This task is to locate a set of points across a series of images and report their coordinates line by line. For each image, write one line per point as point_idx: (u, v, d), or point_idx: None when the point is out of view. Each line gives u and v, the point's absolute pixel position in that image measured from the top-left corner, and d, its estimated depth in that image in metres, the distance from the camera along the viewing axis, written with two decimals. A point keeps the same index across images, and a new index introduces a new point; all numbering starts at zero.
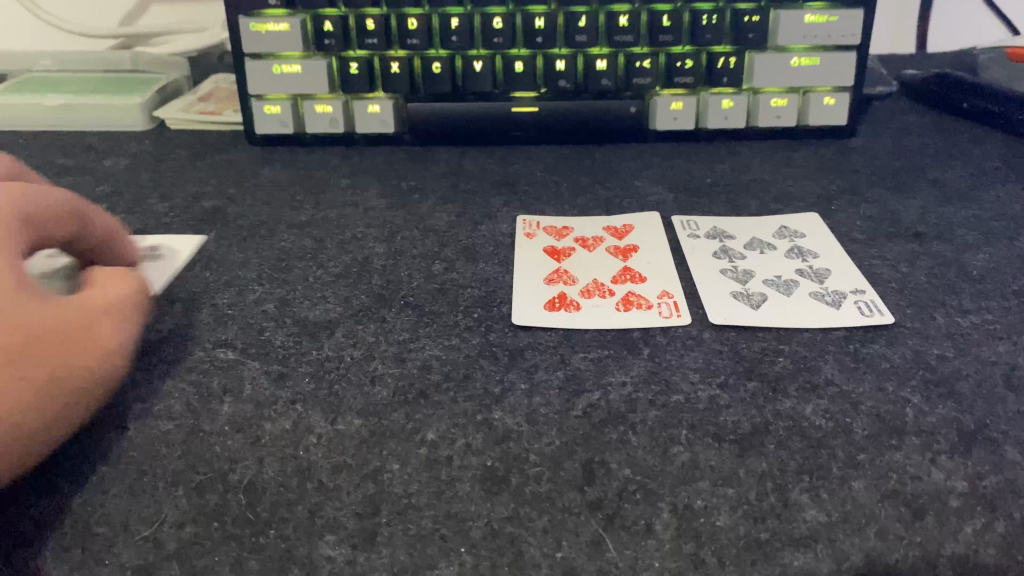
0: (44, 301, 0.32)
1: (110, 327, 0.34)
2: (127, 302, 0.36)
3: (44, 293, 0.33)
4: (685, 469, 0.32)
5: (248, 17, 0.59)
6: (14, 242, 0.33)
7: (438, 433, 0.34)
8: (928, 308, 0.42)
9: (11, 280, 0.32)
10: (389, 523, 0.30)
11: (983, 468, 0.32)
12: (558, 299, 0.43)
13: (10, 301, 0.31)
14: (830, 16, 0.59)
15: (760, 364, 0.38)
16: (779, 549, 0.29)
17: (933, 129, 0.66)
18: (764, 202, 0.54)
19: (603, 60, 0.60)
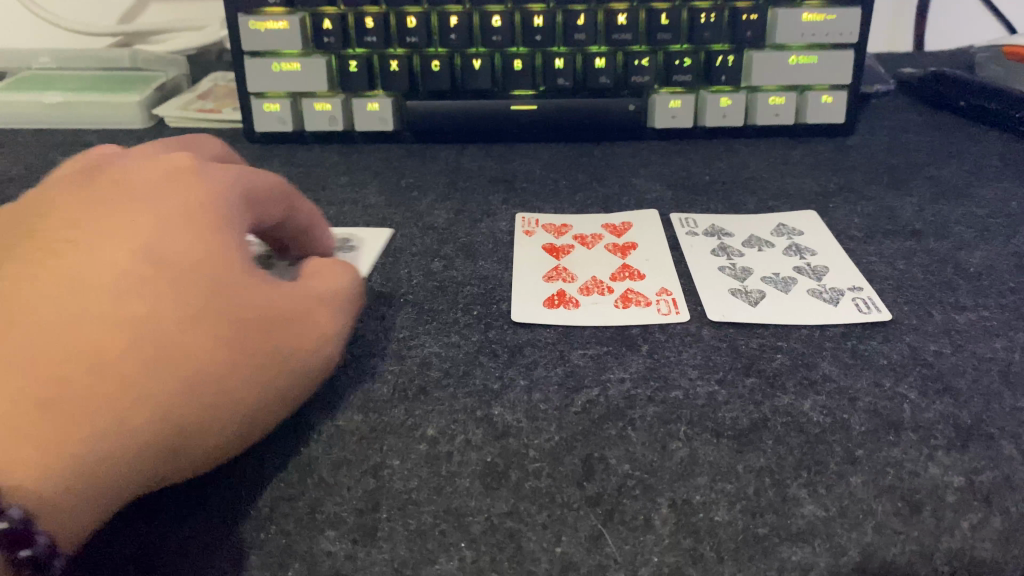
0: (258, 284, 0.34)
1: (320, 315, 0.35)
2: (334, 292, 0.37)
3: (258, 276, 0.34)
4: (684, 464, 0.33)
5: (247, 15, 0.59)
6: (231, 225, 0.35)
7: (438, 428, 0.35)
8: (925, 304, 0.42)
9: (226, 259, 0.34)
10: (389, 518, 0.31)
11: (980, 463, 0.32)
12: (557, 296, 0.43)
13: (224, 282, 0.33)
14: (828, 14, 0.59)
15: (758, 361, 0.38)
16: (777, 543, 0.29)
17: (930, 126, 0.66)
18: (762, 199, 0.54)
19: (601, 58, 0.60)
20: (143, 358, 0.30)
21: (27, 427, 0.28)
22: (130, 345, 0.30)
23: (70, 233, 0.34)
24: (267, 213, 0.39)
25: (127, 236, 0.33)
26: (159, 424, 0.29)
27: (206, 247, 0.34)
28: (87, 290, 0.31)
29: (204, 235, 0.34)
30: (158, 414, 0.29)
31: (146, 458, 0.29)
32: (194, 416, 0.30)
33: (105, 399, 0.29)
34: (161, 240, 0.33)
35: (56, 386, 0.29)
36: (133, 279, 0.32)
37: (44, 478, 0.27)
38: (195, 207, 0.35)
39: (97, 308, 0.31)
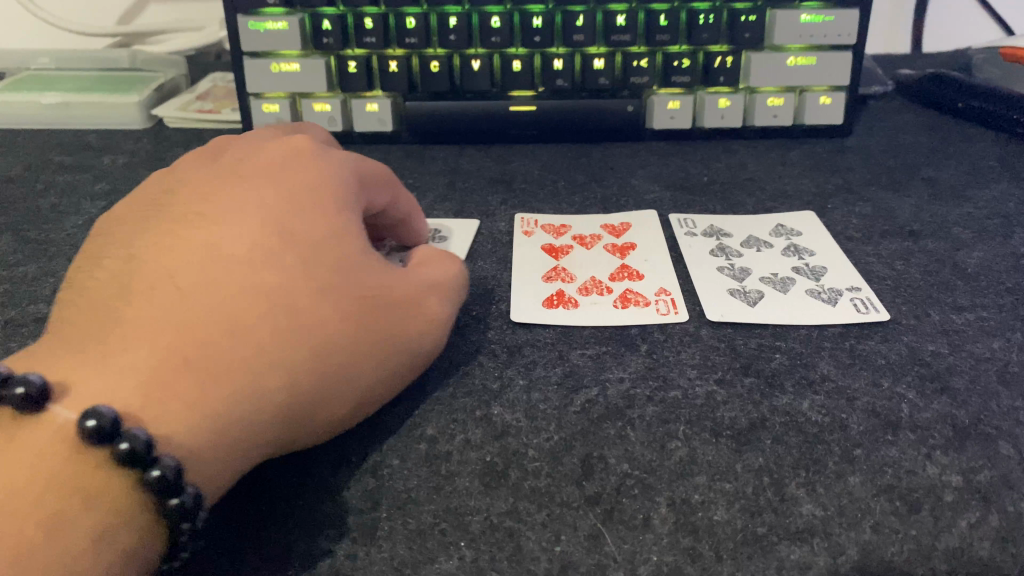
0: (378, 262, 0.36)
1: (436, 295, 0.37)
2: (448, 277, 0.39)
3: (377, 256, 0.37)
4: (683, 464, 0.33)
5: (246, 15, 0.59)
6: (351, 205, 0.37)
7: (438, 428, 0.35)
8: (923, 305, 0.43)
9: (350, 238, 0.36)
10: (389, 517, 0.31)
11: (978, 462, 0.32)
12: (556, 296, 0.44)
13: (348, 257, 0.35)
14: (826, 16, 0.59)
15: (756, 361, 0.38)
16: (776, 542, 0.29)
17: (928, 128, 0.66)
18: (760, 200, 0.55)
19: (600, 59, 0.60)
20: (282, 323, 0.32)
21: (176, 382, 0.30)
22: (269, 310, 0.32)
23: (203, 206, 0.36)
24: (374, 199, 0.41)
25: (259, 209, 0.35)
26: (295, 387, 0.31)
27: (332, 224, 0.36)
28: (229, 256, 0.33)
29: (329, 212, 0.36)
30: (295, 377, 0.31)
31: (281, 420, 0.31)
32: (324, 382, 0.32)
33: (247, 359, 0.31)
34: (292, 214, 0.35)
35: (203, 344, 0.31)
36: (268, 248, 0.34)
37: (193, 432, 0.29)
38: (317, 184, 0.37)
39: (238, 272, 0.33)
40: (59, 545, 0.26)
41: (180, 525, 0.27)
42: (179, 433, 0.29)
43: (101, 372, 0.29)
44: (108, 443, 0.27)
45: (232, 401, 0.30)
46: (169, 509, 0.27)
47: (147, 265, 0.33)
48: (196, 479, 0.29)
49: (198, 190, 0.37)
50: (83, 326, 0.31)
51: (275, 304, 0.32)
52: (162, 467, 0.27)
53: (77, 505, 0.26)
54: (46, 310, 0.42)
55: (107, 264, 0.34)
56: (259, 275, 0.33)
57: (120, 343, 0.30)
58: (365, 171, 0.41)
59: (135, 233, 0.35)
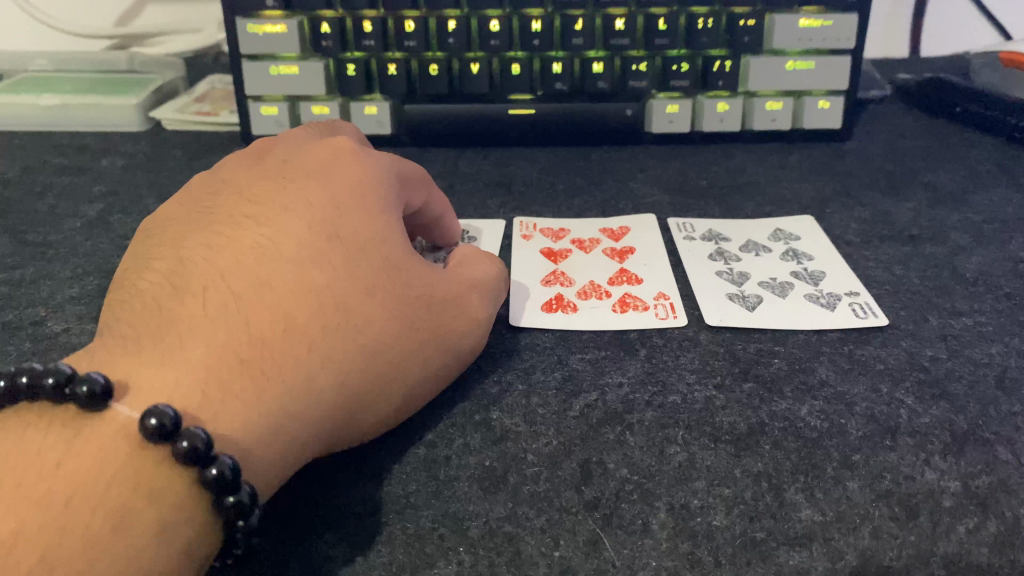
0: (422, 263, 0.37)
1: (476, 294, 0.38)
2: (488, 280, 0.40)
3: (420, 258, 0.38)
4: (682, 469, 0.33)
5: (246, 18, 0.59)
6: (393, 208, 0.39)
7: (437, 433, 0.35)
8: (921, 310, 0.43)
9: (395, 241, 0.37)
10: (387, 522, 0.31)
11: (976, 468, 0.32)
12: (555, 300, 0.44)
13: (394, 260, 0.36)
14: (825, 20, 0.59)
15: (755, 365, 0.38)
16: (776, 548, 0.29)
17: (926, 132, 0.66)
18: (759, 204, 0.55)
19: (599, 63, 0.60)
20: (332, 326, 0.33)
21: (234, 382, 0.30)
22: (318, 312, 0.33)
23: (248, 209, 0.37)
24: (411, 201, 0.42)
25: (308, 211, 0.36)
26: (345, 388, 0.32)
27: (376, 228, 0.37)
28: (278, 260, 0.34)
29: (371, 216, 0.37)
30: (345, 377, 0.32)
31: (330, 418, 0.32)
32: (375, 381, 0.33)
33: (301, 359, 0.32)
34: (336, 217, 0.36)
35: (259, 346, 0.31)
36: (315, 253, 0.35)
37: (251, 432, 0.30)
38: (364, 186, 0.38)
39: (289, 276, 0.34)
40: (124, 538, 0.26)
41: (236, 522, 0.28)
42: (237, 433, 0.30)
43: (160, 372, 0.30)
44: (171, 441, 0.28)
45: (289, 400, 0.31)
46: (226, 506, 0.28)
47: (200, 266, 0.34)
48: (259, 474, 0.30)
49: (245, 192, 0.38)
50: (139, 325, 0.32)
51: (326, 308, 0.33)
52: (222, 463, 0.28)
53: (141, 499, 0.27)
54: (44, 313, 0.42)
55: (158, 265, 0.34)
56: (308, 279, 0.34)
57: (177, 343, 0.31)
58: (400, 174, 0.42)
59: (186, 233, 0.36)
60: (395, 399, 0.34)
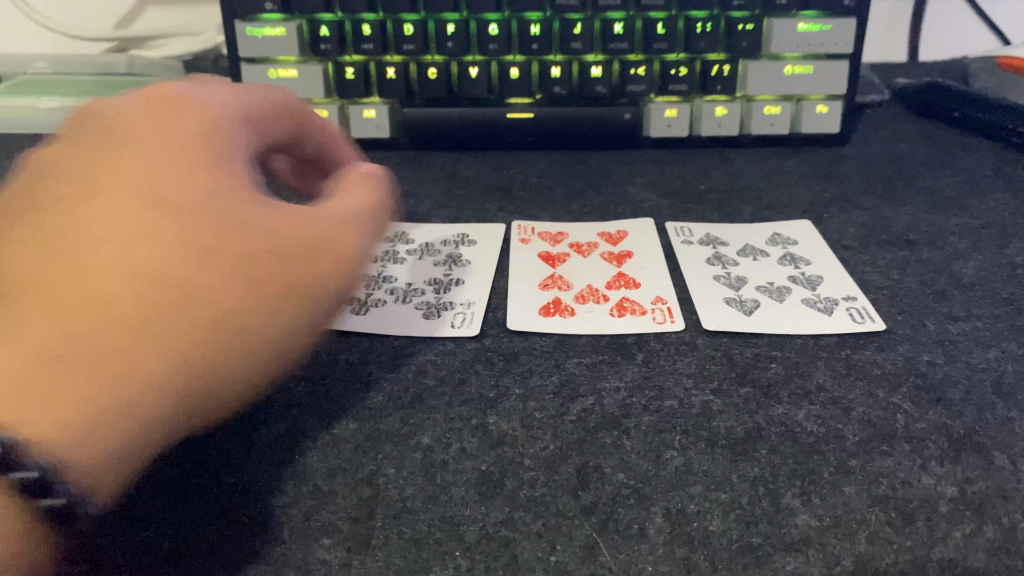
0: (281, 210, 0.35)
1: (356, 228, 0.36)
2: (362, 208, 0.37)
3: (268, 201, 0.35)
4: (679, 474, 0.33)
5: (244, 21, 0.59)
6: (236, 155, 0.36)
7: (434, 437, 0.35)
8: (919, 314, 0.43)
9: (241, 190, 0.34)
10: (384, 527, 0.31)
11: (973, 473, 0.33)
12: (553, 304, 0.44)
13: (237, 216, 0.34)
14: (824, 24, 0.59)
15: (753, 370, 0.38)
16: (772, 553, 0.29)
17: (924, 137, 0.66)
18: (757, 209, 0.55)
19: (597, 67, 0.60)
20: (185, 300, 0.32)
21: (41, 382, 0.29)
22: (170, 290, 0.31)
23: (100, 181, 0.34)
24: (269, 137, 0.39)
25: (132, 177, 0.34)
26: (218, 360, 0.32)
27: (233, 187, 0.34)
28: (121, 239, 0.32)
29: (224, 172, 0.35)
30: (223, 349, 0.32)
31: (166, 398, 0.31)
32: (215, 349, 0.32)
33: (155, 338, 0.31)
34: (183, 179, 0.34)
35: (104, 334, 0.30)
36: (156, 225, 0.33)
37: (114, 425, 0.30)
38: (201, 136, 0.35)
39: (137, 256, 0.32)
40: None
41: (64, 526, 0.29)
42: (98, 429, 0.29)
43: None
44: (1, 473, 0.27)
45: (149, 385, 0.30)
46: (53, 520, 0.28)
47: (18, 262, 0.32)
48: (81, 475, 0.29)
49: (62, 155, 0.36)
50: None
51: (181, 283, 0.32)
52: (31, 473, 0.28)
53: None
54: None
55: None
56: (155, 255, 0.32)
57: None
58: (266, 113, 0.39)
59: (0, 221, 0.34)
60: (244, 364, 0.32)
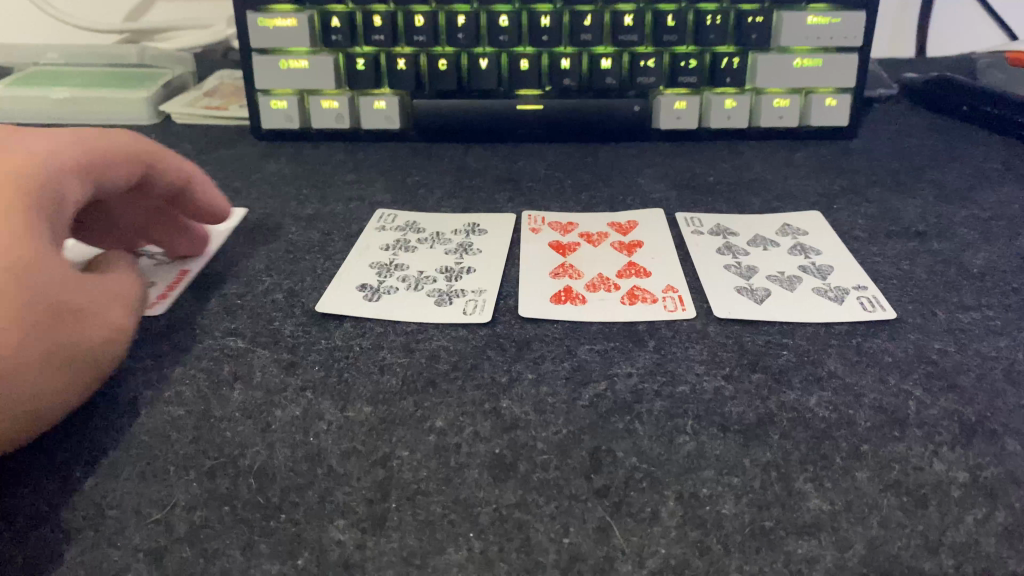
0: (71, 270, 0.35)
1: (133, 300, 0.39)
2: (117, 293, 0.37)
3: (88, 287, 0.36)
4: (690, 458, 0.33)
5: (257, 12, 0.59)
6: (57, 234, 0.35)
7: (447, 420, 0.35)
8: (928, 304, 0.43)
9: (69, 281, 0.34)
10: (399, 508, 0.31)
11: (984, 459, 0.33)
12: (564, 292, 0.44)
13: (26, 258, 0.32)
14: (833, 18, 0.59)
15: (764, 357, 0.39)
16: (784, 536, 0.29)
17: (932, 130, 0.66)
18: (766, 200, 0.55)
19: (607, 59, 0.61)
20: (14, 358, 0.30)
21: None
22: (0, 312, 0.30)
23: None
24: (99, 183, 0.39)
25: None
26: (48, 397, 0.32)
27: (39, 227, 0.34)
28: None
29: (26, 210, 0.34)
30: (34, 390, 0.31)
31: None
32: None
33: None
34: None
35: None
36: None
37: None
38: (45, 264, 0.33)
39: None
40: None
41: None
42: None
43: None
44: None
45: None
46: None
47: None
48: None
49: None
50: None
51: (54, 348, 0.32)
52: None
53: None
54: None
55: None
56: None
57: None
58: (147, 148, 0.42)
59: None
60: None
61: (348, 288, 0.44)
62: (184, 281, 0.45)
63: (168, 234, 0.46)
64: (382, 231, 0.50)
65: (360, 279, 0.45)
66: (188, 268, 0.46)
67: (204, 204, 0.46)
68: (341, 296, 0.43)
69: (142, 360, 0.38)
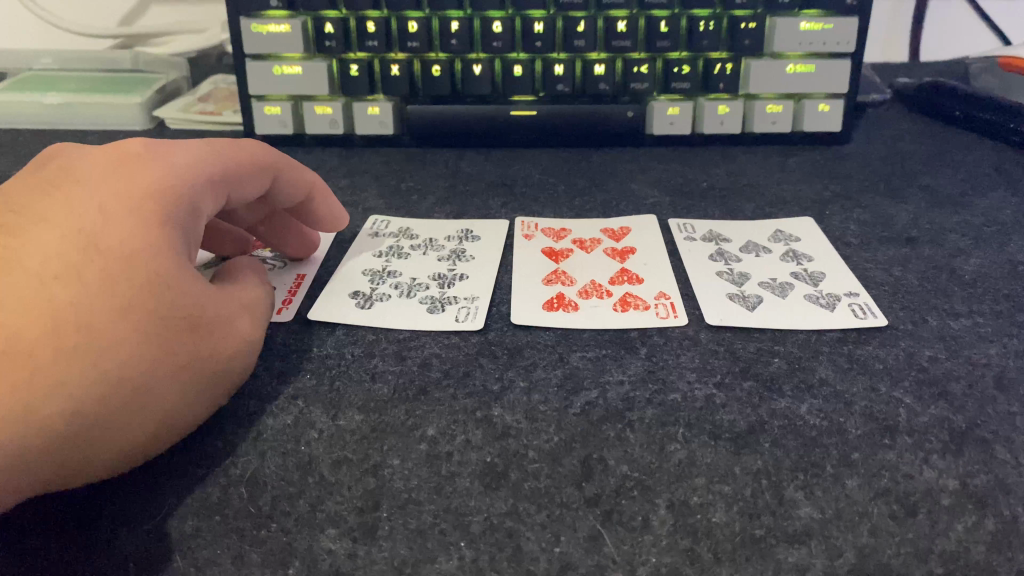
0: (207, 283, 0.34)
1: (263, 313, 0.38)
2: (256, 301, 0.37)
3: (231, 299, 0.35)
4: (682, 466, 0.33)
5: (250, 18, 0.59)
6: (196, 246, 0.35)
7: (438, 429, 0.35)
8: (920, 310, 0.43)
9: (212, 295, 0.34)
10: (390, 517, 0.31)
11: (974, 467, 0.33)
12: (556, 299, 0.44)
13: (162, 273, 0.32)
14: (825, 24, 0.59)
15: (755, 364, 0.39)
16: (774, 544, 0.30)
17: (924, 135, 0.67)
18: (759, 206, 0.55)
19: (600, 65, 0.61)
20: (145, 373, 0.30)
21: None
22: (142, 323, 0.31)
23: (68, 186, 0.35)
24: (234, 193, 0.39)
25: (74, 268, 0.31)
26: (194, 411, 0.33)
27: (177, 239, 0.34)
28: (8, 235, 0.33)
29: (163, 225, 0.34)
30: (169, 404, 0.31)
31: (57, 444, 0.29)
32: (123, 396, 0.30)
33: (43, 361, 0.29)
34: (137, 231, 0.33)
35: (16, 331, 0.29)
36: (93, 228, 0.33)
37: (31, 466, 0.29)
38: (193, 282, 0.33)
39: (105, 280, 0.31)
40: None
41: None
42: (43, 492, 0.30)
43: None
44: None
45: (110, 411, 0.30)
46: None
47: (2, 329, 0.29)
48: None
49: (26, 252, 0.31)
50: None
51: (188, 364, 0.32)
52: None
53: None
54: None
55: None
56: (127, 280, 0.31)
57: None
58: (278, 161, 0.42)
59: None
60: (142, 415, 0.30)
61: (340, 295, 0.44)
62: (302, 288, 0.45)
63: (282, 239, 0.46)
64: (374, 238, 0.50)
65: (353, 285, 0.45)
66: (303, 273, 0.47)
67: (322, 214, 0.46)
68: (334, 304, 0.43)
69: None
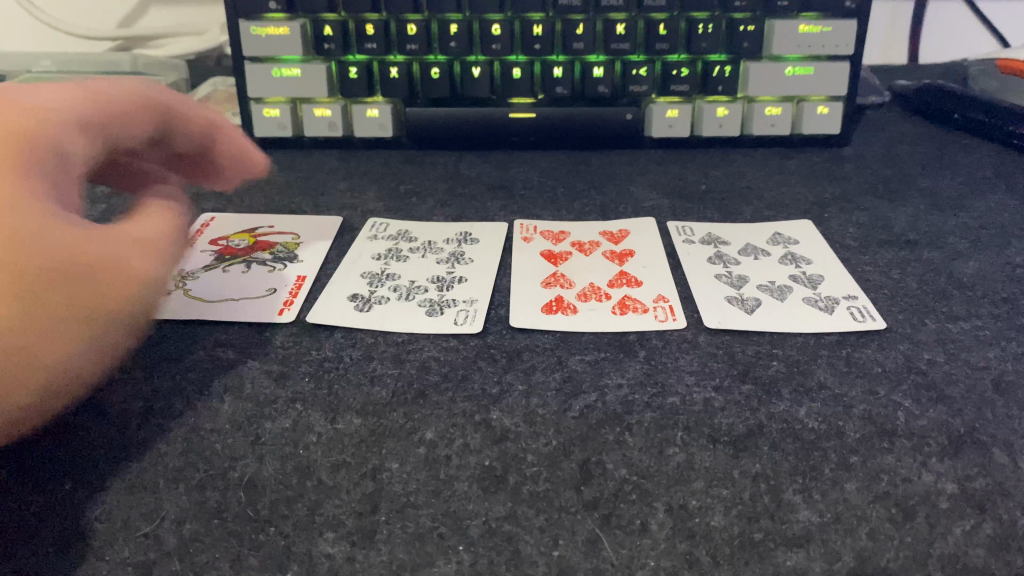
0: (89, 226, 0.29)
1: (173, 248, 0.34)
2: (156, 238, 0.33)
3: (123, 239, 0.31)
4: (680, 470, 0.33)
5: (249, 20, 0.59)
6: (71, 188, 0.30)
7: (437, 432, 0.35)
8: (919, 314, 0.43)
9: (97, 238, 0.29)
10: (388, 521, 0.31)
11: (972, 470, 0.33)
12: (555, 302, 0.44)
13: (37, 217, 0.27)
14: (824, 26, 0.59)
15: (754, 368, 0.39)
16: (773, 548, 0.29)
17: (923, 138, 0.67)
18: (758, 209, 0.55)
19: (599, 67, 0.61)
20: (28, 333, 0.26)
21: None
22: (17, 276, 0.25)
23: None
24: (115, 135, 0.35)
25: None
26: (82, 369, 0.28)
27: (45, 177, 0.28)
28: None
29: (32, 163, 0.28)
30: (68, 356, 0.27)
31: None
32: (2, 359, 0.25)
33: None
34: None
35: None
36: None
37: None
38: (70, 224, 0.28)
39: None
40: None
41: None
42: None
43: None
44: None
45: None
46: None
47: None
48: None
49: None
50: None
51: (74, 318, 0.27)
52: None
53: None
54: None
55: None
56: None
57: None
58: (162, 97, 0.39)
59: None
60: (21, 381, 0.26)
61: (339, 298, 0.44)
62: (303, 289, 0.45)
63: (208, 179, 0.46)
64: (373, 241, 0.50)
65: (351, 288, 0.45)
66: (304, 275, 0.46)
67: (237, 149, 0.46)
68: (333, 307, 0.43)
69: (132, 371, 0.39)
